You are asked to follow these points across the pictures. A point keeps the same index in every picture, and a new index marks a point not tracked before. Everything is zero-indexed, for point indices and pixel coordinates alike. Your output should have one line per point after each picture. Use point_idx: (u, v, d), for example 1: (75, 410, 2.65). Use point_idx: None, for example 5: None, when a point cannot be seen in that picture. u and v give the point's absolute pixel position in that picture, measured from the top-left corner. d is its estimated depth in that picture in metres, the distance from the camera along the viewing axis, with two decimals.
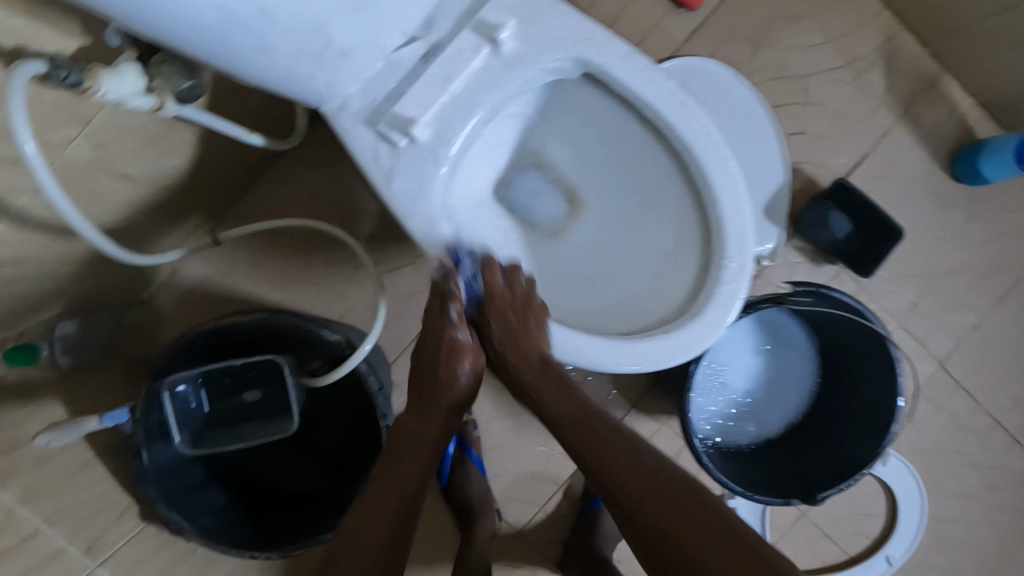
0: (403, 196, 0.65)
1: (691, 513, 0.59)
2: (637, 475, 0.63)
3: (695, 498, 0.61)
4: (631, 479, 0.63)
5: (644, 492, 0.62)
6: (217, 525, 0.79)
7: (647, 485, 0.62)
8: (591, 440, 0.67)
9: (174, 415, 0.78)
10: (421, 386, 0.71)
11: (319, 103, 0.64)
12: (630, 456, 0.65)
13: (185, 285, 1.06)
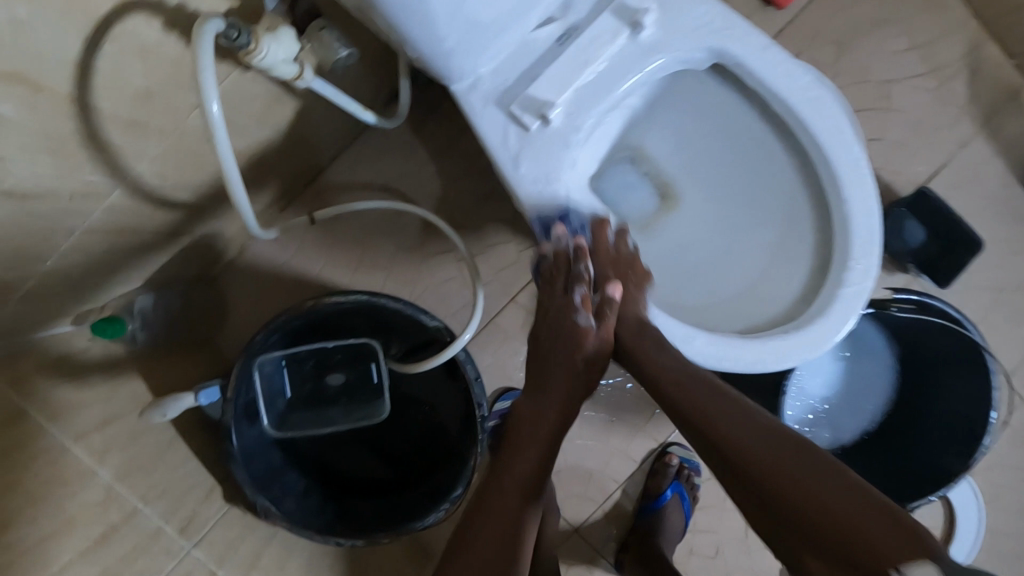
0: (531, 182, 0.63)
1: (813, 483, 0.51)
2: (759, 442, 0.56)
3: (818, 469, 0.52)
4: (760, 459, 0.54)
5: (790, 481, 0.52)
6: (303, 508, 0.78)
7: (772, 472, 0.53)
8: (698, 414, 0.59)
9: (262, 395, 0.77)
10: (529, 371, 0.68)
11: (451, 83, 0.62)
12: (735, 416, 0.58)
13: (251, 262, 0.99)
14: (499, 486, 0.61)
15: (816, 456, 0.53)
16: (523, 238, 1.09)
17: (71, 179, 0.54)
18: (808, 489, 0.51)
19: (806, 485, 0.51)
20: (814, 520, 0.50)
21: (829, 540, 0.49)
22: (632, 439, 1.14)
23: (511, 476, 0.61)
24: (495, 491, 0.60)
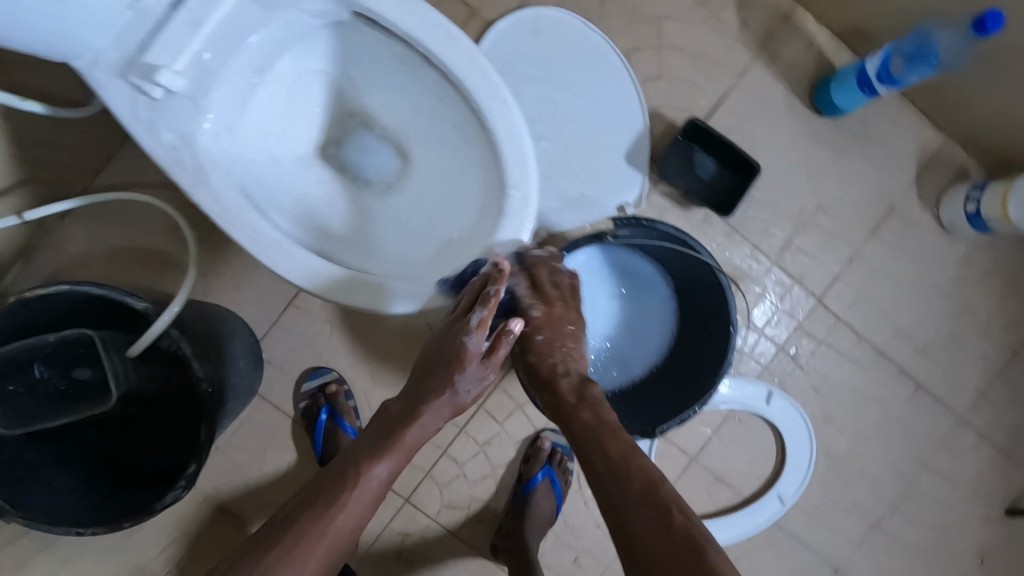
0: (170, 149, 0.64)
1: (682, 528, 0.59)
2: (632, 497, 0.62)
3: (693, 527, 0.59)
4: (631, 507, 0.62)
5: (660, 527, 0.59)
6: (51, 504, 0.76)
7: (639, 517, 0.61)
8: (617, 467, 0.65)
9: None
10: (424, 369, 0.72)
11: (70, 59, 0.61)
12: (619, 463, 0.66)
13: (36, 275, 1.04)
14: (347, 475, 0.65)
15: (682, 524, 0.59)
16: None
17: None
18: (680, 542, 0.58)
19: (672, 535, 0.58)
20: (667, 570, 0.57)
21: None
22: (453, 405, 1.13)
23: (361, 482, 0.64)
24: (342, 484, 0.64)
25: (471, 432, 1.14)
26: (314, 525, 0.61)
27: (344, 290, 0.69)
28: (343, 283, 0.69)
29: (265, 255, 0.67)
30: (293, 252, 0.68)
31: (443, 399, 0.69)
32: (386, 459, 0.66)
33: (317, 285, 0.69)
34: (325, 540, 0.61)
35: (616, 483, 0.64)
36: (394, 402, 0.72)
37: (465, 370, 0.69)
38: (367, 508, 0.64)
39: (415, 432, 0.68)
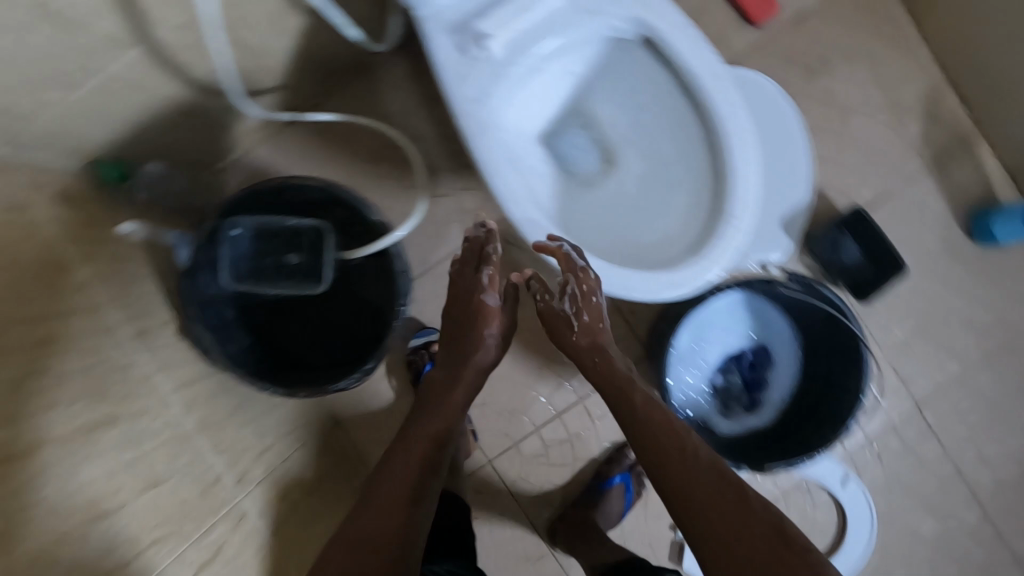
0: (467, 100, 0.76)
1: (716, 492, 0.65)
2: (697, 486, 0.66)
3: (730, 487, 0.65)
4: (706, 484, 0.66)
5: (711, 504, 0.64)
6: (243, 357, 0.92)
7: (668, 481, 0.67)
8: (670, 463, 0.68)
9: (229, 256, 0.90)
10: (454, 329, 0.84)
11: (418, 7, 0.75)
12: (658, 423, 0.72)
13: (249, 164, 1.19)
14: (423, 441, 0.73)
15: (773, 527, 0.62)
16: None
17: (102, 18, 0.69)
18: (764, 534, 0.61)
19: (702, 495, 0.65)
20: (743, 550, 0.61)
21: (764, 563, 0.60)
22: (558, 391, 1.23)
23: (418, 447, 0.72)
24: (423, 435, 0.73)
25: (566, 419, 1.23)
26: (418, 511, 0.66)
27: (565, 259, 0.78)
28: (567, 252, 0.78)
29: (512, 209, 0.78)
30: (535, 214, 0.78)
31: (479, 353, 0.81)
32: (462, 409, 0.78)
33: (546, 248, 0.78)
34: (422, 513, 0.67)
35: (696, 474, 0.67)
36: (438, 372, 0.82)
37: (490, 318, 0.82)
38: (466, 469, 0.73)
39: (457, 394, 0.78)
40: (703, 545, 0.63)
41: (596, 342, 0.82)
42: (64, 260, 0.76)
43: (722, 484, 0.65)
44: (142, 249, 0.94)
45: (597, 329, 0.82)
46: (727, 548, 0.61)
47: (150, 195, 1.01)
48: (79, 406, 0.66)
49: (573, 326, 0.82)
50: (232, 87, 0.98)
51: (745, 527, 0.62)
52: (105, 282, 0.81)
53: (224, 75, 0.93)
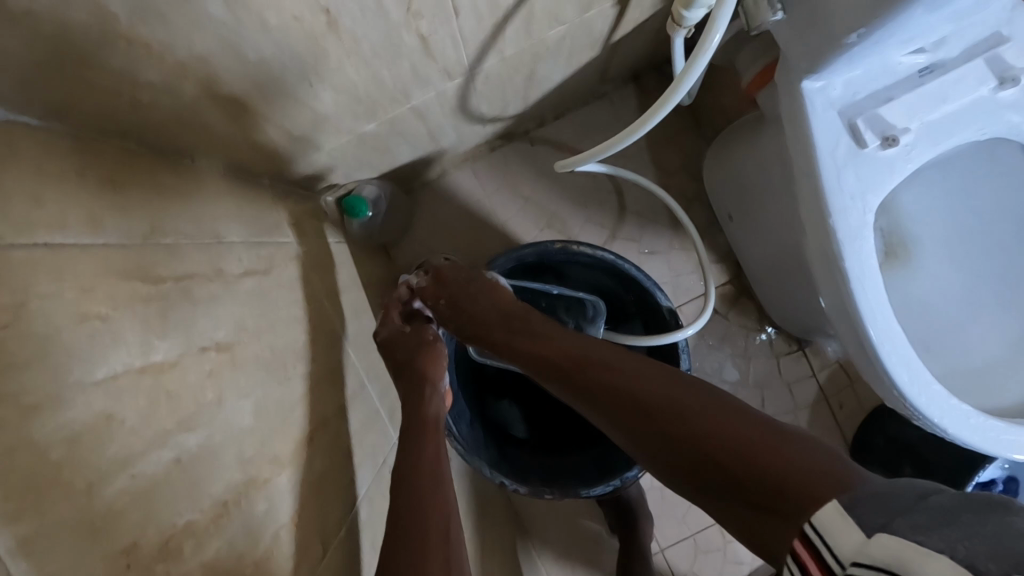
0: (845, 197, 0.63)
1: (713, 416, 0.46)
2: (667, 400, 0.49)
3: (686, 414, 0.47)
4: (631, 411, 0.50)
5: (679, 424, 0.47)
6: (474, 439, 0.77)
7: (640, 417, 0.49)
8: (640, 386, 0.51)
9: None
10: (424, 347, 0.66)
11: (811, 80, 0.62)
12: (609, 372, 0.53)
13: (447, 190, 1.05)
14: (432, 471, 0.50)
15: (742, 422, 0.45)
16: (709, 251, 1.08)
17: (459, 53, 0.55)
18: (719, 433, 0.44)
19: (694, 428, 0.46)
20: (735, 474, 0.42)
21: (767, 490, 0.40)
22: None
23: (443, 475, 0.50)
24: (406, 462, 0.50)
25: None
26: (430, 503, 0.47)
27: (933, 405, 0.65)
28: (933, 396, 0.65)
29: (877, 337, 0.64)
30: (902, 345, 0.65)
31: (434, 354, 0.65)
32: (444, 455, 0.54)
33: (911, 389, 0.65)
34: (435, 546, 0.43)
35: (670, 390, 0.49)
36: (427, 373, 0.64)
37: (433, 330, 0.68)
38: (447, 489, 0.49)
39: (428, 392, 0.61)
40: (728, 511, 0.43)
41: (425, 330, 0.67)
42: (337, 327, 0.63)
43: (685, 397, 0.48)
44: (367, 295, 0.81)
45: (507, 300, 0.66)
46: (714, 474, 0.43)
47: (362, 226, 0.85)
48: (384, 536, 0.53)
49: (456, 309, 0.67)
50: (486, 116, 0.83)
51: (700, 446, 0.44)
52: (360, 349, 0.68)
53: (490, 106, 0.79)
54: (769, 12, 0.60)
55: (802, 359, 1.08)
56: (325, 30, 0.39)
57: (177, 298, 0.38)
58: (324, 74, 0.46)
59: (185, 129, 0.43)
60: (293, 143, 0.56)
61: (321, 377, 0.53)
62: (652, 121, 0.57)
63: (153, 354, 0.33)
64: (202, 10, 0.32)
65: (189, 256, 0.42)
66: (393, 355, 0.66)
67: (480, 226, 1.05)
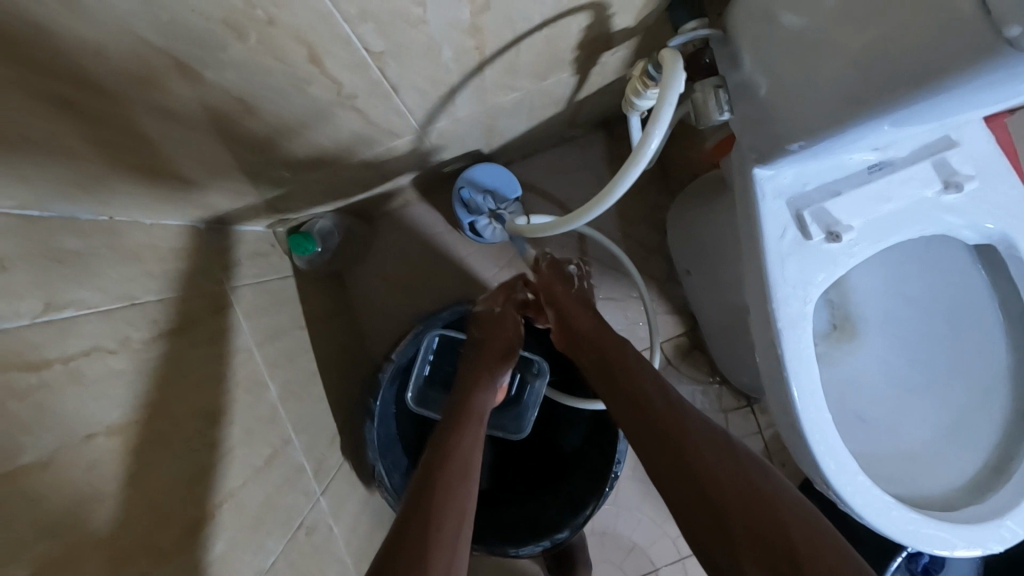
0: (787, 284, 0.64)
1: (765, 501, 0.50)
2: (711, 459, 0.53)
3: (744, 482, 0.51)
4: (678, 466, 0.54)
5: (750, 490, 0.51)
6: (407, 489, 0.76)
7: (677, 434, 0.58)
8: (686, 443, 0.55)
9: (416, 368, 0.77)
10: (509, 332, 0.74)
11: (761, 169, 0.62)
12: (666, 416, 0.58)
13: (407, 222, 1.03)
14: (462, 461, 0.58)
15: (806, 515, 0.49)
16: (666, 301, 1.08)
17: (402, 121, 0.53)
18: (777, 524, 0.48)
19: (736, 489, 0.51)
20: (769, 532, 0.48)
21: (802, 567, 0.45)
22: (684, 534, 1.11)
23: (467, 470, 0.58)
24: (455, 465, 0.58)
25: (688, 567, 1.10)
26: (452, 493, 0.55)
27: (860, 496, 0.65)
28: (861, 488, 0.66)
29: (810, 427, 0.65)
30: (833, 435, 0.66)
31: (502, 342, 0.74)
32: (476, 449, 0.61)
33: (840, 480, 0.65)
34: (450, 512, 0.53)
35: (707, 462, 0.53)
36: (485, 364, 0.71)
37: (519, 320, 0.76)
38: (474, 478, 0.58)
39: (472, 372, 0.70)
40: None
41: (519, 320, 0.75)
42: (262, 380, 0.61)
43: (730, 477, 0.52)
44: (310, 334, 0.79)
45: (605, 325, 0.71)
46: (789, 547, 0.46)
47: (311, 261, 0.83)
48: None
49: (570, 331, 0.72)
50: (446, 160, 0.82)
51: (775, 517, 0.49)
52: (290, 398, 0.67)
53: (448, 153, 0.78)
54: (716, 110, 0.53)
55: (750, 416, 1.09)
56: (239, 113, 0.38)
57: (65, 382, 0.36)
58: (249, 145, 0.44)
59: (97, 196, 0.41)
60: (227, 195, 0.55)
61: (234, 443, 0.52)
62: (591, 214, 0.55)
63: (21, 458, 0.32)
64: (90, 111, 0.30)
65: (91, 329, 0.40)
66: (478, 330, 0.75)
67: (438, 260, 1.04)
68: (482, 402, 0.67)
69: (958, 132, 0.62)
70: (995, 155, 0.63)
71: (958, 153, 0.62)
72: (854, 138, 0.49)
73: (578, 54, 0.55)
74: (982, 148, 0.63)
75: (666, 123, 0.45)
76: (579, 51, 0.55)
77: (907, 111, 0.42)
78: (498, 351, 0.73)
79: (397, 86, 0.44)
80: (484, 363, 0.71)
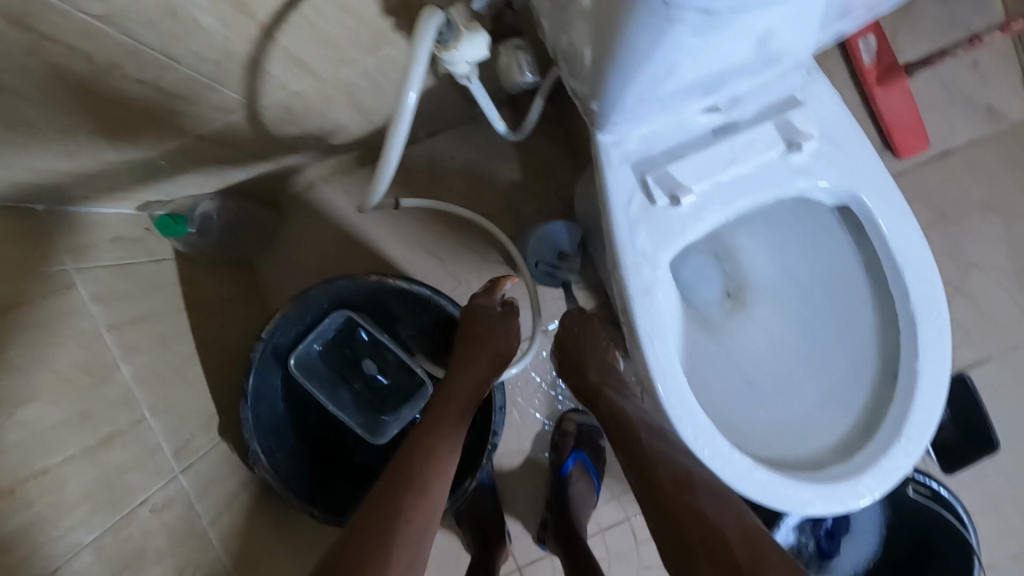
0: (636, 251, 0.63)
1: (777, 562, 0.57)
2: (734, 534, 0.60)
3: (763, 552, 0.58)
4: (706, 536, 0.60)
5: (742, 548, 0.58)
6: (288, 469, 0.77)
7: (674, 493, 0.66)
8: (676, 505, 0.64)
9: (315, 333, 0.78)
10: (483, 336, 0.73)
11: (601, 135, 0.62)
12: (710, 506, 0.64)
13: (312, 208, 1.03)
14: (427, 465, 0.61)
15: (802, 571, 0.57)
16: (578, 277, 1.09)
17: (212, 92, 0.54)
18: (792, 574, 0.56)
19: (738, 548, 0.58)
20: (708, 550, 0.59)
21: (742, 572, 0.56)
22: (604, 507, 1.12)
23: (440, 477, 0.61)
24: (423, 461, 0.61)
25: (607, 538, 1.12)
26: (409, 503, 0.57)
27: (719, 461, 0.66)
28: (722, 452, 0.66)
29: (663, 392, 0.65)
30: (688, 400, 0.66)
31: (490, 352, 0.72)
32: (454, 451, 0.64)
33: (697, 445, 0.66)
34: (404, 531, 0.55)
35: (707, 524, 0.61)
36: (464, 374, 0.71)
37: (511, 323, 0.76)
38: (442, 486, 0.61)
39: (452, 382, 0.70)
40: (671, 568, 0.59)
41: (494, 326, 0.75)
42: (109, 361, 0.61)
43: (717, 531, 0.60)
44: (191, 317, 0.79)
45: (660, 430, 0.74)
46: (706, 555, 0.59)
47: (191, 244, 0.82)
48: None
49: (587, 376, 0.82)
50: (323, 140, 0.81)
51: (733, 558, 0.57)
52: (149, 380, 0.66)
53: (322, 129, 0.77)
54: (522, 73, 0.65)
55: None
56: None
57: None
58: (21, 119, 0.44)
59: None
60: (42, 173, 0.54)
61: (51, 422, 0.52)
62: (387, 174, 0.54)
63: None
64: None
65: None
66: (471, 327, 0.74)
67: (345, 243, 1.04)
68: (462, 412, 0.68)
69: (800, 90, 0.62)
70: (839, 116, 0.63)
71: (801, 112, 0.62)
72: (638, 85, 0.50)
73: (395, 21, 0.55)
74: (826, 107, 0.62)
75: (419, 79, 0.45)
76: (396, 16, 0.54)
77: (642, 40, 0.42)
78: (481, 367, 0.71)
79: (169, 54, 0.45)
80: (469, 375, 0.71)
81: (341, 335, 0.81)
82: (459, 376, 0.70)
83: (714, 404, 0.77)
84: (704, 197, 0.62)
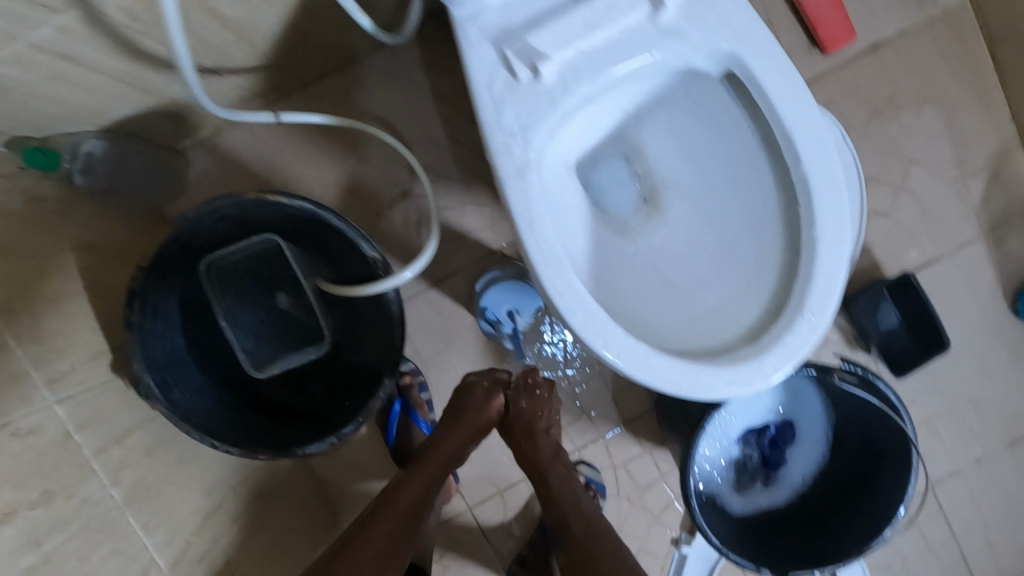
0: (505, 131, 0.60)
1: None
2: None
3: None
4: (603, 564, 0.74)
5: None
6: (192, 406, 0.74)
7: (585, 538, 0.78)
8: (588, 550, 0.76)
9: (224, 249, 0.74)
10: (471, 409, 0.84)
11: (455, 6, 0.59)
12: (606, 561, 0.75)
13: (222, 154, 1.00)
14: (397, 512, 0.71)
15: None
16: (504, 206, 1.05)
17: None
18: None
19: None
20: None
21: None
22: None
23: (408, 520, 0.72)
24: (392, 513, 0.71)
25: None
26: (370, 540, 0.68)
27: (614, 349, 0.63)
28: (617, 341, 0.63)
29: (548, 280, 0.62)
30: (576, 289, 0.63)
31: (475, 422, 0.83)
32: (423, 503, 0.75)
33: (589, 336, 0.63)
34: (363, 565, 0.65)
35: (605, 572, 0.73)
36: (445, 442, 0.81)
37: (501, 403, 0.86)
38: (410, 532, 0.71)
39: (437, 445, 0.80)
40: None
41: (484, 411, 0.84)
42: None
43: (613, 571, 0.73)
44: (77, 257, 0.76)
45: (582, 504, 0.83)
46: None
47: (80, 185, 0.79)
48: None
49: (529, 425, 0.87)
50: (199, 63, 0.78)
51: None
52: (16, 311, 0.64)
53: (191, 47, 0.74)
54: None
55: None
56: None
57: None
58: None
59: None
60: None
61: None
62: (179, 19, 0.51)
63: None
64: None
65: None
66: (465, 398, 0.84)
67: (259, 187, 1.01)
68: (441, 472, 0.78)
69: None
70: None
71: None
72: None
73: None
74: None
75: None
76: None
77: None
78: (461, 437, 0.81)
79: None
80: (450, 442, 0.81)
81: (250, 258, 0.78)
82: (442, 443, 0.80)
83: (623, 305, 0.73)
84: (570, 65, 0.59)
